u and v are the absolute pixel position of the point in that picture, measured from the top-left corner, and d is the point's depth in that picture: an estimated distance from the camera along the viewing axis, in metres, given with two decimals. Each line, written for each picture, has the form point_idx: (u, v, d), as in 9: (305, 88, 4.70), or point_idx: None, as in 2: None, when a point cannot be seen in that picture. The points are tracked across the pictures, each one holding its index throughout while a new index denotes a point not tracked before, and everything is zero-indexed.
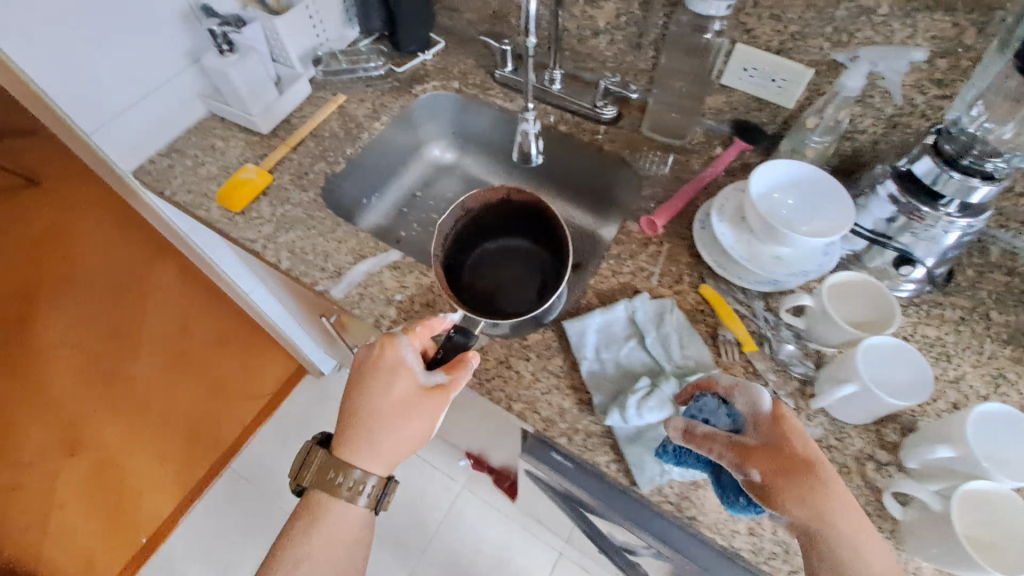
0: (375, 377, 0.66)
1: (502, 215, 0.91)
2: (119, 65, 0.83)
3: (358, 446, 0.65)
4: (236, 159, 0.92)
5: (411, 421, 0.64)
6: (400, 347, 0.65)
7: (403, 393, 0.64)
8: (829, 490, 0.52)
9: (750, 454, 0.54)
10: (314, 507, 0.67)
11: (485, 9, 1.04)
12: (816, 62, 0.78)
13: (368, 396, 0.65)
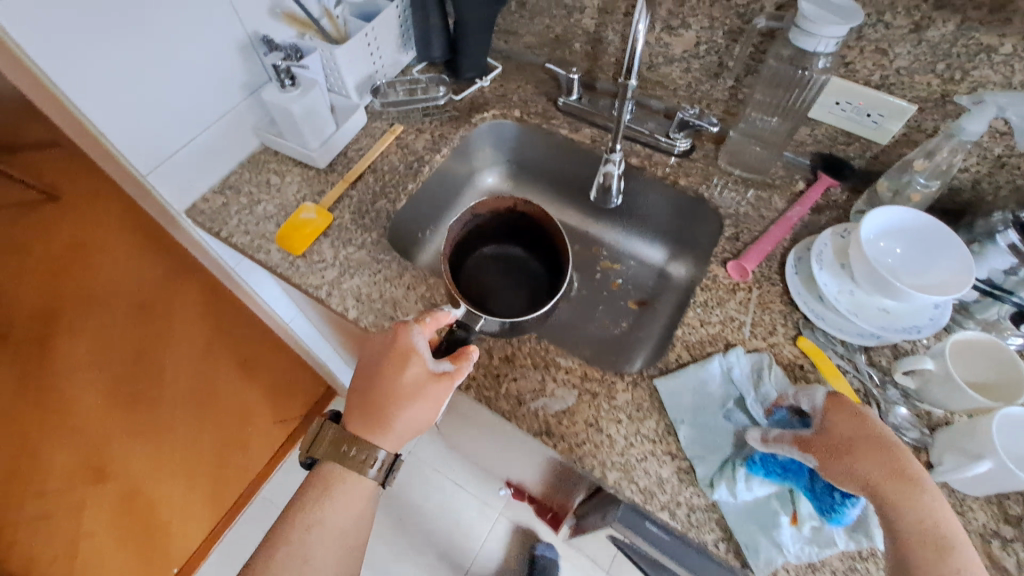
0: (384, 359, 0.64)
1: (505, 224, 1.01)
2: (178, 103, 0.78)
3: (364, 422, 0.63)
4: (293, 196, 0.88)
5: (418, 409, 0.62)
6: (413, 332, 0.64)
7: (414, 379, 0.62)
8: (918, 497, 0.51)
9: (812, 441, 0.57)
10: (328, 478, 0.65)
11: (546, 34, 0.99)
12: (921, 98, 0.73)
13: (374, 375, 0.63)
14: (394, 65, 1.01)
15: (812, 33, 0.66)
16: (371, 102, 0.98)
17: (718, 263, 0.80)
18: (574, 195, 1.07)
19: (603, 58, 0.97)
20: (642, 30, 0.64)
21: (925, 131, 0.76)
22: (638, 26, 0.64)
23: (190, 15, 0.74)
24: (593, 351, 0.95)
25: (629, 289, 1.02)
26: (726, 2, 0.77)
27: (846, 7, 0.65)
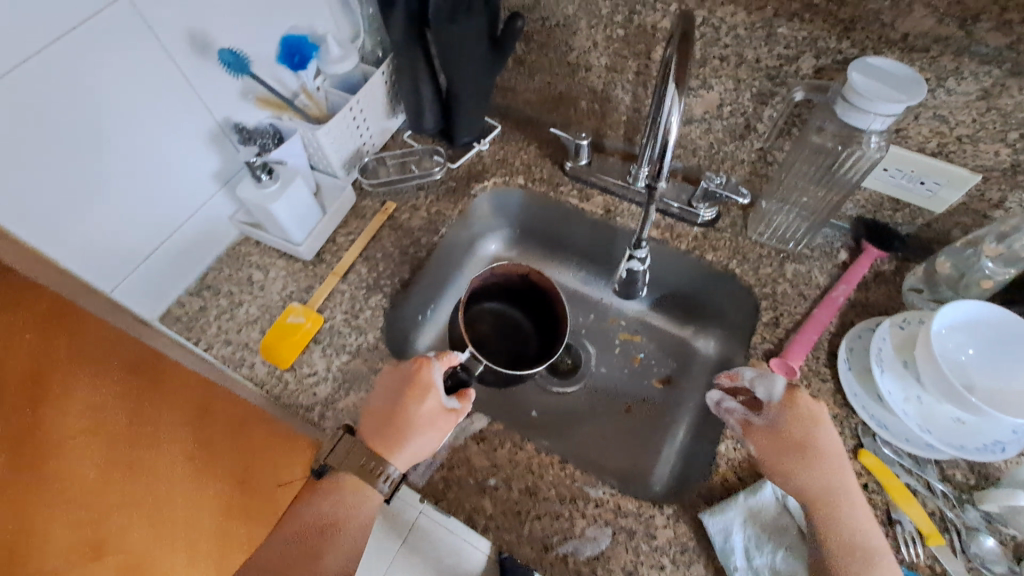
0: (402, 389, 0.64)
1: (513, 285, 0.87)
2: (141, 209, 0.70)
3: (376, 445, 0.61)
4: (279, 295, 0.80)
5: (429, 440, 0.62)
6: (433, 365, 0.64)
7: (430, 411, 0.62)
8: (821, 469, 0.57)
9: (750, 430, 0.62)
10: (337, 490, 0.62)
11: (548, 91, 0.90)
12: (985, 168, 0.63)
13: (390, 403, 0.63)
14: (383, 133, 0.92)
15: (860, 108, 0.57)
16: (359, 180, 0.88)
17: (759, 357, 0.71)
18: (585, 263, 0.97)
19: (613, 117, 0.88)
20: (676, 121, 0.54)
21: (989, 201, 0.66)
22: (671, 117, 0.54)
23: (146, 115, 0.65)
24: (618, 442, 0.86)
25: (652, 364, 0.93)
26: (754, 63, 0.68)
27: (902, 79, 0.55)
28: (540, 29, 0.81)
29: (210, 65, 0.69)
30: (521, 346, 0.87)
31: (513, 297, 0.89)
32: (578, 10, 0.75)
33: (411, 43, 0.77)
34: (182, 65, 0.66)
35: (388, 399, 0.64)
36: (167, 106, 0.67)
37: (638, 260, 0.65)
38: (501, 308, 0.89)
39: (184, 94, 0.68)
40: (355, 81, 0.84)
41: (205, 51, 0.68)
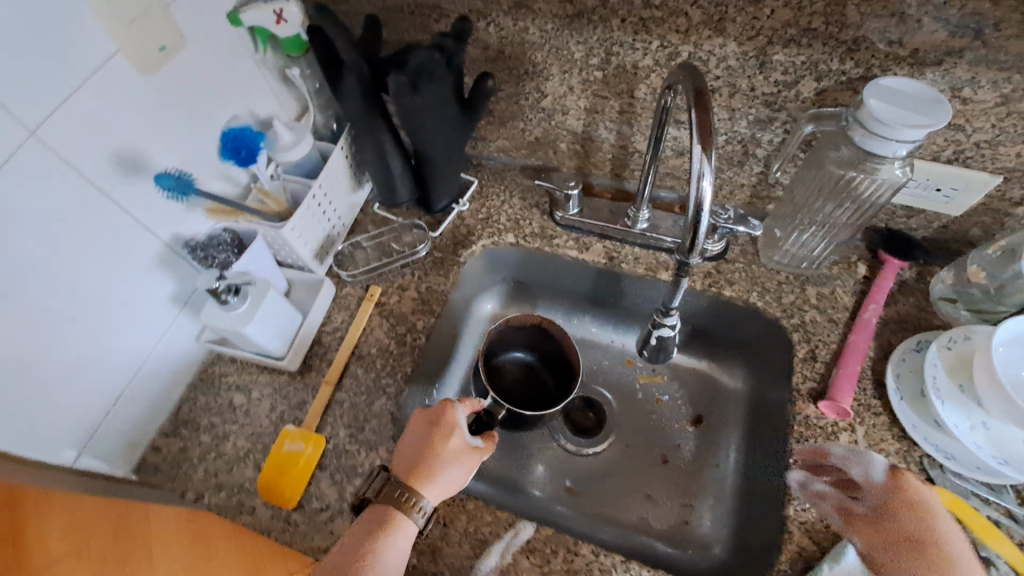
0: (423, 431, 0.61)
1: (535, 338, 0.80)
2: (95, 362, 0.60)
3: (402, 480, 0.57)
4: (270, 419, 0.70)
5: (454, 477, 0.59)
6: (456, 404, 0.62)
7: (455, 450, 0.59)
8: (943, 560, 0.56)
9: (854, 521, 0.59)
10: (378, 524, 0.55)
11: (522, 136, 0.83)
12: (1005, 169, 0.60)
13: (414, 439, 0.60)
14: (351, 209, 0.83)
15: (880, 135, 0.52)
16: (337, 273, 0.80)
17: (804, 399, 0.67)
18: (592, 306, 0.90)
19: (596, 155, 0.81)
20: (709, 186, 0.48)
21: (1011, 199, 0.63)
22: (703, 182, 0.47)
23: (81, 261, 0.55)
24: (663, 498, 0.80)
25: (679, 405, 0.86)
26: (749, 91, 0.62)
27: (924, 101, 0.51)
28: (507, 78, 0.74)
29: (146, 186, 0.60)
30: (536, 389, 0.80)
31: (540, 351, 0.81)
32: (548, 56, 0.68)
33: (372, 117, 0.70)
34: (114, 195, 0.57)
35: (413, 436, 0.61)
36: (104, 244, 0.57)
37: (669, 328, 0.61)
38: (529, 362, 0.82)
39: (121, 225, 0.58)
40: (312, 162, 0.75)
41: (137, 172, 0.58)
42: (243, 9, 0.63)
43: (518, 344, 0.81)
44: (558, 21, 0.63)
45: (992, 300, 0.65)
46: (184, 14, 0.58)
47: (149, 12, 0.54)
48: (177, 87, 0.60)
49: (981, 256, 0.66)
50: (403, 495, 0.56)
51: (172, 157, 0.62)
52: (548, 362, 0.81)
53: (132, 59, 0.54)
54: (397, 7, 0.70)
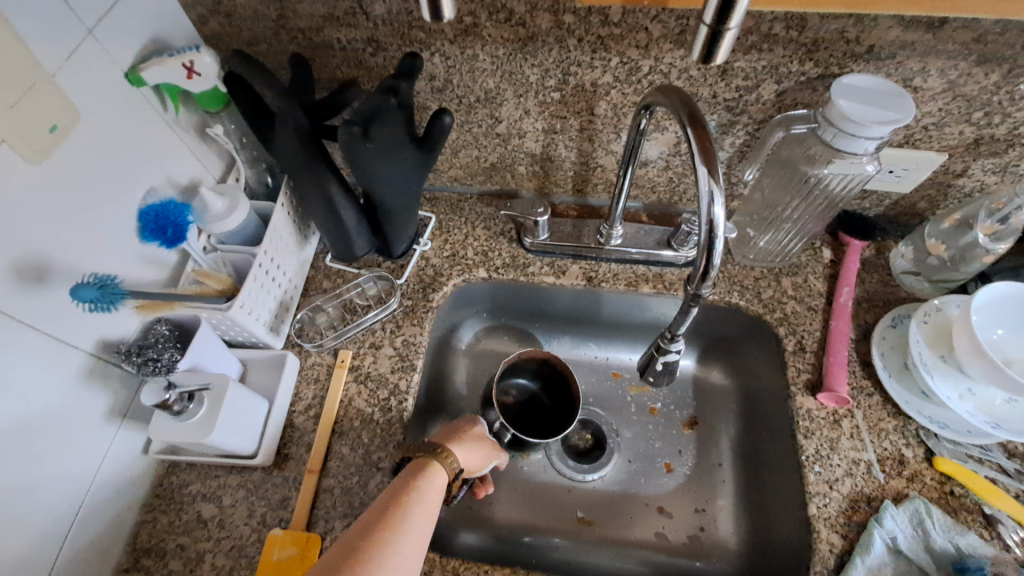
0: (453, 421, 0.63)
1: (541, 369, 0.77)
2: (20, 513, 0.49)
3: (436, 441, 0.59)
4: (249, 526, 0.61)
5: (470, 455, 0.61)
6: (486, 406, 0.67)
7: (478, 436, 0.63)
8: None
9: None
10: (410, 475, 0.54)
11: (477, 164, 0.78)
12: (949, 146, 0.64)
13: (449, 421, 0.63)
14: (300, 267, 0.75)
15: (850, 133, 0.53)
16: (300, 344, 0.71)
17: (802, 392, 0.68)
18: (572, 326, 0.85)
19: (558, 175, 0.78)
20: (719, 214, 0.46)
21: (954, 173, 0.67)
22: (714, 205, 0.46)
23: None
24: (677, 510, 0.76)
25: (672, 410, 0.82)
26: (711, 99, 0.62)
27: (888, 97, 0.52)
28: (457, 108, 0.69)
29: (51, 292, 0.50)
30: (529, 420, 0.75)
31: (542, 380, 0.78)
32: (501, 81, 0.64)
33: (315, 168, 0.62)
34: (13, 311, 0.47)
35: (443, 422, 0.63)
36: (9, 371, 0.47)
37: (676, 354, 0.60)
38: (529, 388, 0.78)
39: (29, 344, 0.48)
40: (252, 226, 0.66)
41: (40, 277, 0.48)
42: (143, 66, 0.55)
43: (519, 372, 0.77)
44: (510, 46, 0.60)
45: (951, 268, 0.69)
46: (72, 83, 0.49)
47: (31, 89, 0.45)
48: (74, 168, 0.50)
49: (937, 229, 0.70)
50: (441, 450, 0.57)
51: (79, 250, 0.52)
52: (550, 389, 0.78)
53: (19, 147, 0.45)
54: (325, 44, 0.63)
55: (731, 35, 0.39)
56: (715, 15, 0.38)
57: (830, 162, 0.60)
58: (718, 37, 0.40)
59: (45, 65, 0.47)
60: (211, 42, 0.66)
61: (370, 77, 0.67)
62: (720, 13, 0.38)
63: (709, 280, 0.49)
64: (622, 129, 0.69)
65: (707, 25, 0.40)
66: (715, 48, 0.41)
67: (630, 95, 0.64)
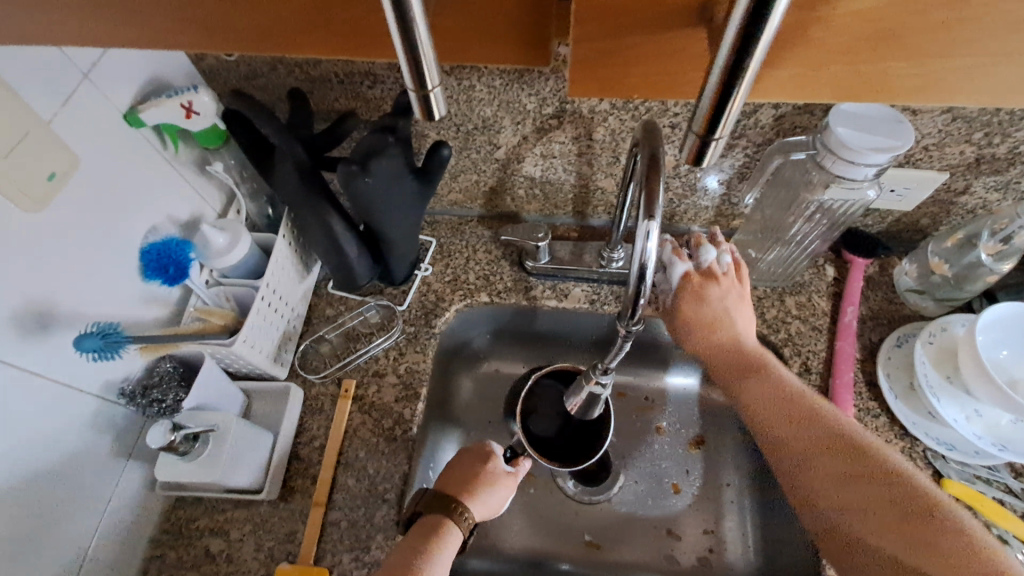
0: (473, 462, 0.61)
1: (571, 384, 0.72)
2: (28, 557, 0.50)
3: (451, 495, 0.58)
4: (257, 560, 0.61)
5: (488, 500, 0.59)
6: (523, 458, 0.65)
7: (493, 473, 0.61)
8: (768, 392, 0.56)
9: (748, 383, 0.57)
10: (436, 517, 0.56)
11: (476, 188, 0.78)
12: (950, 165, 0.63)
13: (468, 462, 0.61)
14: (303, 296, 0.75)
15: (848, 160, 0.53)
16: (304, 374, 0.72)
17: None
18: (575, 349, 0.84)
19: (557, 197, 0.78)
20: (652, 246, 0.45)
21: (956, 190, 0.67)
22: (648, 241, 0.45)
23: None
24: (686, 532, 0.75)
25: (678, 429, 0.81)
26: None
27: (886, 125, 0.52)
28: (455, 135, 0.69)
29: (56, 338, 0.50)
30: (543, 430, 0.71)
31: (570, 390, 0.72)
32: (498, 110, 0.65)
33: (315, 202, 0.62)
34: (15, 359, 0.47)
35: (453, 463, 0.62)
36: (16, 420, 0.48)
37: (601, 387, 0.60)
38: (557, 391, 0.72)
39: (35, 392, 0.49)
40: (254, 260, 0.66)
41: (43, 325, 0.49)
42: (142, 108, 0.56)
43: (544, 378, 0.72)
44: (507, 76, 0.60)
45: (955, 287, 0.68)
46: (69, 129, 0.50)
47: (25, 137, 0.45)
48: (74, 213, 0.51)
49: (939, 247, 0.69)
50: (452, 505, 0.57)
51: (83, 294, 0.52)
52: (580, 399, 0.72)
53: (15, 197, 0.45)
54: (323, 77, 0.63)
55: (718, 147, 0.39)
56: (702, 129, 0.38)
57: (827, 186, 0.60)
58: (706, 145, 0.39)
59: (39, 112, 0.47)
60: (209, 76, 0.66)
61: (368, 108, 0.67)
62: (707, 127, 0.37)
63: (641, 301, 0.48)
64: (620, 154, 0.69)
65: (695, 135, 0.39)
66: (704, 153, 0.40)
67: (627, 121, 0.64)
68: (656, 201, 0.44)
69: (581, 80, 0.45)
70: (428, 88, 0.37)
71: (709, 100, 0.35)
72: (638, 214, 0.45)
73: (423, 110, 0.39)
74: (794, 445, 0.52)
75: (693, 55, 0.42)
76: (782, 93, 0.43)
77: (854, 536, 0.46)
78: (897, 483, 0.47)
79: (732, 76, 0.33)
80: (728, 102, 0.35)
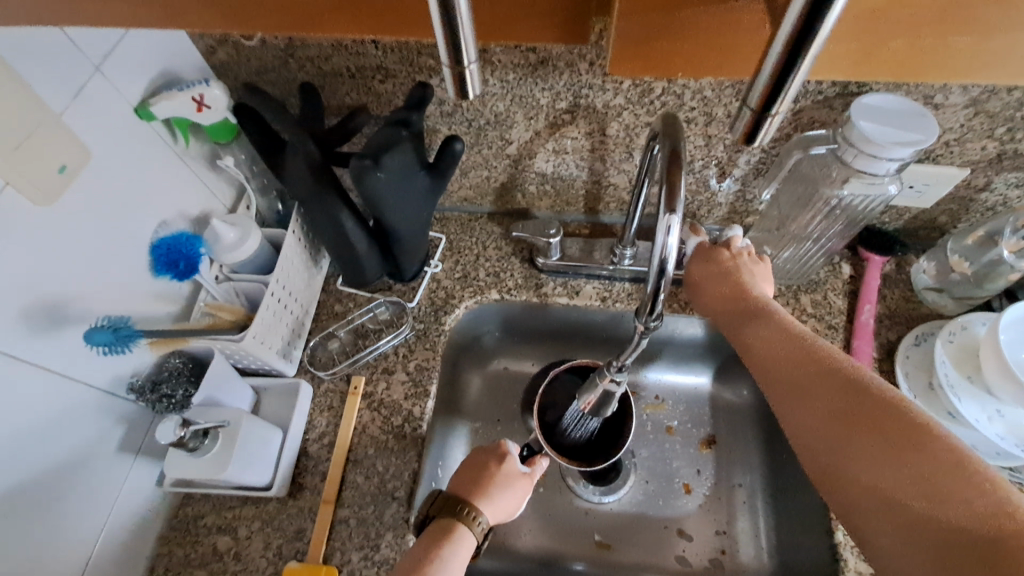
0: (485, 462, 0.60)
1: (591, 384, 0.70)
2: (36, 554, 0.49)
3: (460, 497, 0.57)
4: (265, 558, 0.61)
5: (502, 503, 0.58)
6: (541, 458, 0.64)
7: (508, 474, 0.59)
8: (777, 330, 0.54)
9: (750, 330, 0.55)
10: (446, 522, 0.54)
11: (487, 184, 0.78)
12: (971, 161, 0.62)
13: (477, 463, 0.60)
14: (311, 293, 0.74)
15: (870, 154, 0.52)
16: (313, 371, 0.71)
17: None
18: (585, 348, 0.83)
19: (568, 194, 0.77)
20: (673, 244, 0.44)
21: (976, 187, 0.65)
22: (669, 237, 0.44)
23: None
24: (698, 533, 0.74)
25: (689, 429, 0.80)
26: (725, 118, 0.62)
27: (908, 117, 0.51)
28: (466, 131, 0.69)
29: (66, 333, 0.50)
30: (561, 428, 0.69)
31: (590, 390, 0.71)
32: (511, 104, 0.64)
33: (326, 197, 0.61)
34: (25, 354, 0.46)
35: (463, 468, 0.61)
36: (24, 415, 0.47)
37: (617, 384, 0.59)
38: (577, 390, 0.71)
39: (43, 387, 0.48)
40: (264, 256, 0.66)
41: (54, 319, 0.48)
42: (152, 101, 0.55)
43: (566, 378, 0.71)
44: (520, 70, 0.59)
45: (975, 285, 0.67)
46: (79, 122, 0.49)
47: (36, 129, 0.45)
48: (84, 206, 0.50)
49: (959, 245, 0.68)
50: (462, 508, 0.55)
51: (92, 289, 0.52)
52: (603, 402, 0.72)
53: (25, 188, 0.44)
54: (334, 72, 0.63)
55: (774, 122, 0.40)
56: (760, 102, 0.38)
57: (847, 181, 0.59)
58: (761, 121, 0.40)
59: (50, 103, 0.47)
60: (219, 71, 0.66)
61: (379, 103, 0.66)
62: (765, 101, 0.38)
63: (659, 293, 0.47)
64: (634, 149, 0.68)
65: (751, 111, 0.39)
66: (758, 129, 0.40)
67: (642, 116, 0.63)
68: (678, 195, 0.43)
69: (628, 60, 0.46)
70: (465, 65, 0.38)
71: (769, 73, 0.36)
72: (659, 208, 0.44)
73: (457, 89, 0.40)
74: (794, 388, 0.49)
75: (751, 28, 0.43)
76: (843, 74, 0.47)
77: (854, 480, 0.43)
78: (907, 424, 0.42)
79: (797, 46, 0.33)
80: (790, 77, 0.35)
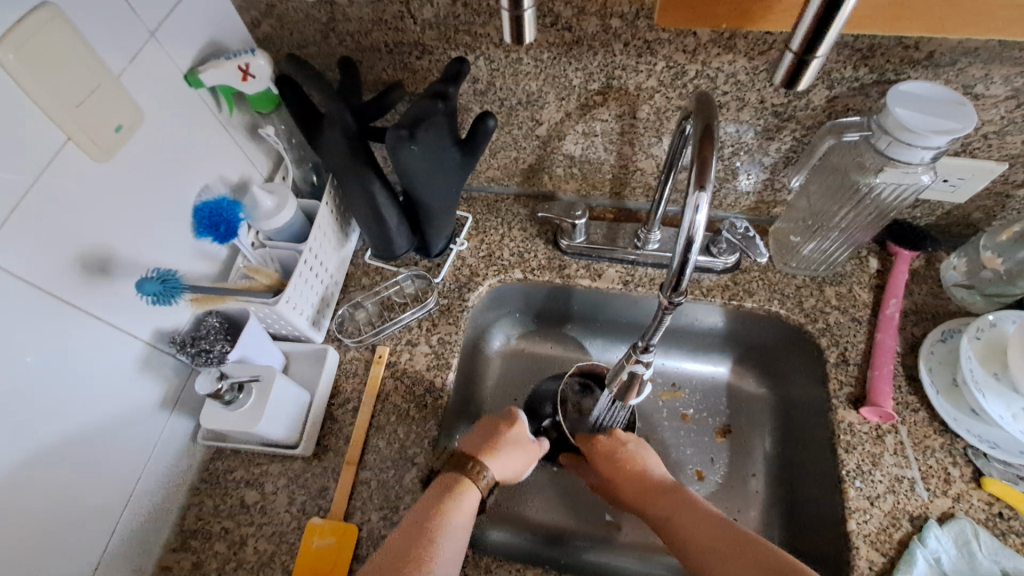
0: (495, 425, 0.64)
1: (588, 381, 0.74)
2: (81, 489, 0.53)
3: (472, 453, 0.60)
4: (289, 512, 0.64)
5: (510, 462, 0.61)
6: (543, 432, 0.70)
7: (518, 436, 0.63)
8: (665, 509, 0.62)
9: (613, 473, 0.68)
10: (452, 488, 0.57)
11: (515, 165, 0.78)
12: (1009, 155, 0.61)
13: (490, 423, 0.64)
14: (340, 265, 0.76)
15: (906, 142, 0.52)
16: (340, 339, 0.74)
17: (845, 405, 0.66)
18: (604, 330, 0.84)
19: (595, 177, 0.78)
20: (701, 219, 0.45)
21: (1014, 183, 0.64)
22: (697, 214, 0.44)
23: (54, 382, 0.49)
24: None
25: (704, 418, 0.80)
26: (758, 104, 0.62)
27: (943, 104, 0.50)
28: (498, 110, 0.70)
29: (113, 283, 0.53)
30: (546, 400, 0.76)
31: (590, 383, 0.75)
32: (543, 84, 0.65)
33: (360, 170, 0.62)
34: (76, 300, 0.49)
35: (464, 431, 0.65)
36: (77, 356, 0.50)
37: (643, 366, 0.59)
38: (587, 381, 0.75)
39: (92, 333, 0.51)
40: (299, 224, 0.68)
41: (102, 269, 0.51)
42: (201, 69, 0.58)
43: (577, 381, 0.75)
44: (555, 49, 0.60)
45: (1006, 283, 0.66)
46: (135, 85, 0.52)
47: (98, 88, 0.47)
48: (136, 167, 0.53)
49: (992, 241, 0.67)
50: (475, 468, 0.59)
51: (138, 244, 0.55)
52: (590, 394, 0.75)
53: (83, 143, 0.47)
54: (372, 47, 0.65)
55: (815, 65, 0.40)
56: (802, 45, 0.39)
57: (881, 170, 0.59)
58: (803, 65, 0.40)
59: (109, 65, 0.49)
60: (263, 45, 0.68)
61: (414, 80, 0.68)
62: (809, 43, 0.39)
63: (682, 285, 0.49)
64: (664, 133, 0.68)
65: (793, 54, 0.40)
66: (798, 75, 0.41)
67: (674, 99, 0.63)
68: (708, 172, 0.44)
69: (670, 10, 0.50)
70: (524, 9, 0.40)
71: (811, 18, 0.37)
72: (688, 184, 0.45)
73: (515, 34, 0.42)
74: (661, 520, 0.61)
75: None
76: (877, 26, 0.48)
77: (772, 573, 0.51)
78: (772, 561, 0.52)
79: (828, 13, 0.36)
80: (829, 22, 0.37)
